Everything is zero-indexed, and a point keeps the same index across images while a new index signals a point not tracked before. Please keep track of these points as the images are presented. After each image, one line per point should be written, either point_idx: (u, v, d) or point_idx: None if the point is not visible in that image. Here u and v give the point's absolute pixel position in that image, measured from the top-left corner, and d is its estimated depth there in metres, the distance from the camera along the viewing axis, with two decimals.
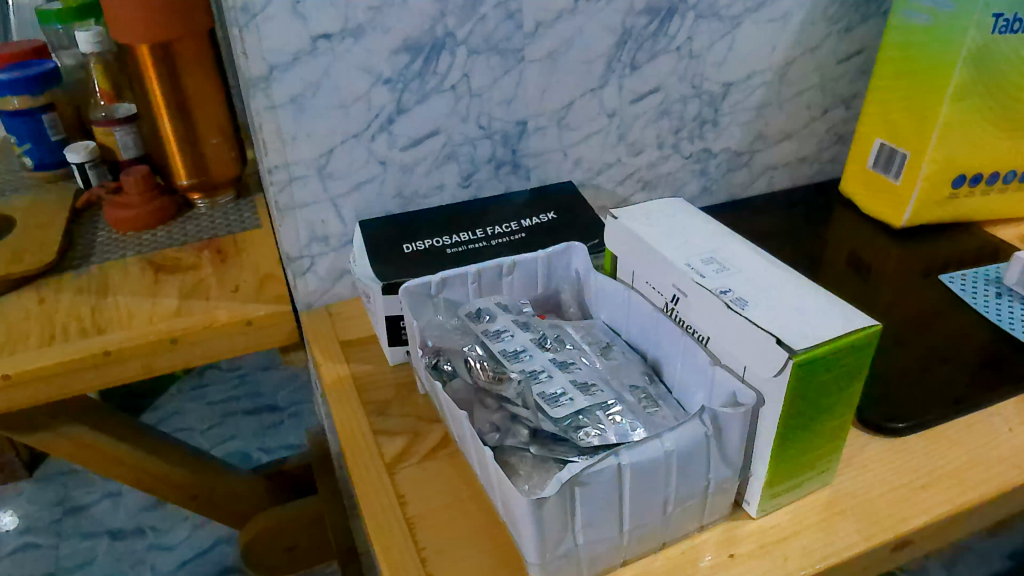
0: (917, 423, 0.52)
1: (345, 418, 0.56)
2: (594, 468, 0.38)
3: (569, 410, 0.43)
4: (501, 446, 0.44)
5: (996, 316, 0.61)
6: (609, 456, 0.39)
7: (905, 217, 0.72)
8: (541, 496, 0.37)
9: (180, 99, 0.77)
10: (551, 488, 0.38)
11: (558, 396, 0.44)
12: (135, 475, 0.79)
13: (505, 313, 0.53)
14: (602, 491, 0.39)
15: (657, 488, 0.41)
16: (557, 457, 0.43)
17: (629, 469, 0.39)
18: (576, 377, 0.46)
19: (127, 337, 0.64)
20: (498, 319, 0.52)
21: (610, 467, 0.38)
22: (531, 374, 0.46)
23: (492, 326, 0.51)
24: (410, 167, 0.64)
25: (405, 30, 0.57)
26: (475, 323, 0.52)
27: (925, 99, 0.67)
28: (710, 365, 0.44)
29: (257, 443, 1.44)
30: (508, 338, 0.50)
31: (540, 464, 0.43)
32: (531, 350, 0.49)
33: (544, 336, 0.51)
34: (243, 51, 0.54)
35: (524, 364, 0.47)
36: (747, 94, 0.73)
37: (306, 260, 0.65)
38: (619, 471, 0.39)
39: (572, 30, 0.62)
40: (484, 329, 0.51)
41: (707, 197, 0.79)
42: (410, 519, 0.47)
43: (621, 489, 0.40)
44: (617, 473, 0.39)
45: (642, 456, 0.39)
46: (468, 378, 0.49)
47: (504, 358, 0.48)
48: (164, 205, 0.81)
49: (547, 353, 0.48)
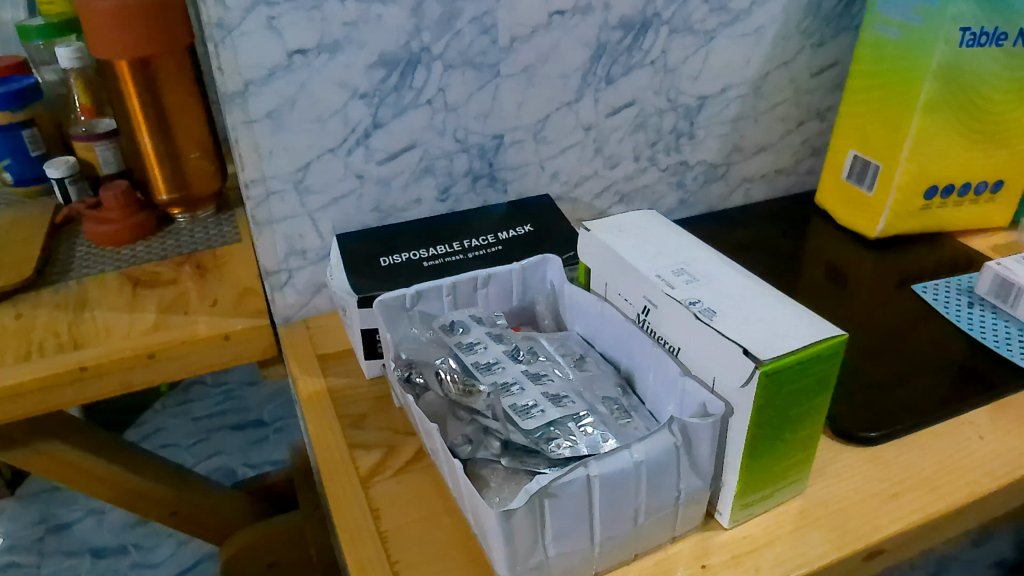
0: (889, 432, 0.52)
1: (321, 431, 0.56)
2: (563, 479, 0.38)
3: (540, 422, 0.44)
4: (471, 458, 0.44)
5: (968, 324, 0.62)
6: (578, 467, 0.39)
7: (879, 227, 0.73)
8: (509, 509, 0.37)
9: (160, 114, 0.77)
10: (519, 499, 0.38)
11: (529, 408, 0.45)
12: (114, 492, 0.79)
13: (479, 325, 0.53)
14: (572, 502, 0.39)
15: (628, 499, 0.41)
16: (527, 468, 0.43)
17: (599, 480, 0.39)
18: (548, 390, 0.46)
19: (104, 352, 0.64)
20: (472, 331, 0.52)
21: (579, 478, 0.39)
22: (503, 386, 0.47)
23: (466, 338, 0.52)
24: (387, 181, 0.64)
25: (381, 45, 0.58)
26: (448, 335, 0.52)
27: (896, 111, 0.68)
28: (681, 375, 0.44)
29: (241, 459, 1.44)
30: (481, 351, 0.50)
31: (510, 477, 0.43)
32: (503, 362, 0.49)
33: (517, 348, 0.51)
34: (219, 67, 0.55)
35: (496, 376, 0.48)
36: (721, 108, 0.73)
37: (284, 274, 0.66)
38: (588, 482, 0.39)
39: (547, 44, 0.63)
40: (456, 341, 0.51)
41: (685, 209, 0.79)
42: (384, 532, 0.47)
43: (591, 501, 0.40)
44: (586, 485, 0.39)
45: (610, 467, 0.39)
46: (437, 390, 0.49)
47: (476, 370, 0.48)
48: (144, 220, 0.81)
49: (519, 365, 0.49)
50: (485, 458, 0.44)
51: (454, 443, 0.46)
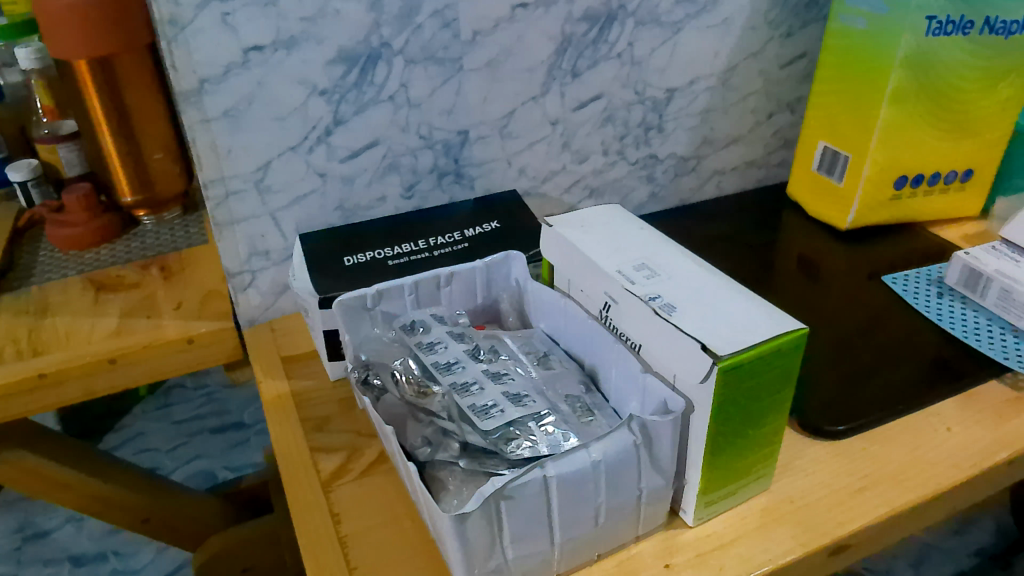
0: (856, 425, 0.52)
1: (282, 434, 0.55)
2: (518, 480, 0.37)
3: (499, 423, 0.43)
4: (430, 460, 0.44)
5: (938, 315, 0.62)
6: (535, 468, 0.38)
7: (850, 218, 0.72)
8: (462, 513, 0.36)
9: (122, 114, 0.76)
10: (474, 502, 0.37)
11: (488, 408, 0.44)
12: (82, 500, 0.77)
13: (440, 325, 0.52)
14: (529, 503, 0.38)
15: (587, 499, 0.40)
16: (485, 470, 0.42)
17: (556, 480, 0.38)
18: (508, 389, 0.46)
19: (64, 359, 0.63)
20: (433, 331, 0.51)
21: (535, 479, 0.38)
22: (462, 386, 0.46)
23: (426, 338, 0.51)
24: (351, 179, 0.63)
25: (339, 41, 0.57)
26: (408, 335, 0.51)
27: (865, 101, 0.67)
28: (642, 372, 0.44)
29: (223, 462, 1.43)
30: (441, 350, 0.49)
31: (469, 478, 0.42)
32: (464, 362, 0.48)
33: (478, 347, 0.50)
34: (173, 65, 0.53)
35: (455, 375, 0.47)
36: (690, 100, 0.73)
37: (247, 275, 0.64)
38: (545, 483, 0.38)
39: (511, 38, 0.62)
40: (416, 341, 0.50)
41: (656, 202, 0.79)
42: (344, 537, 0.46)
43: (550, 502, 0.39)
44: (543, 486, 0.38)
45: (568, 467, 0.39)
46: (395, 391, 0.48)
47: (436, 370, 0.47)
48: (109, 223, 0.79)
49: (479, 364, 0.48)
50: (444, 461, 0.44)
51: (413, 445, 0.45)
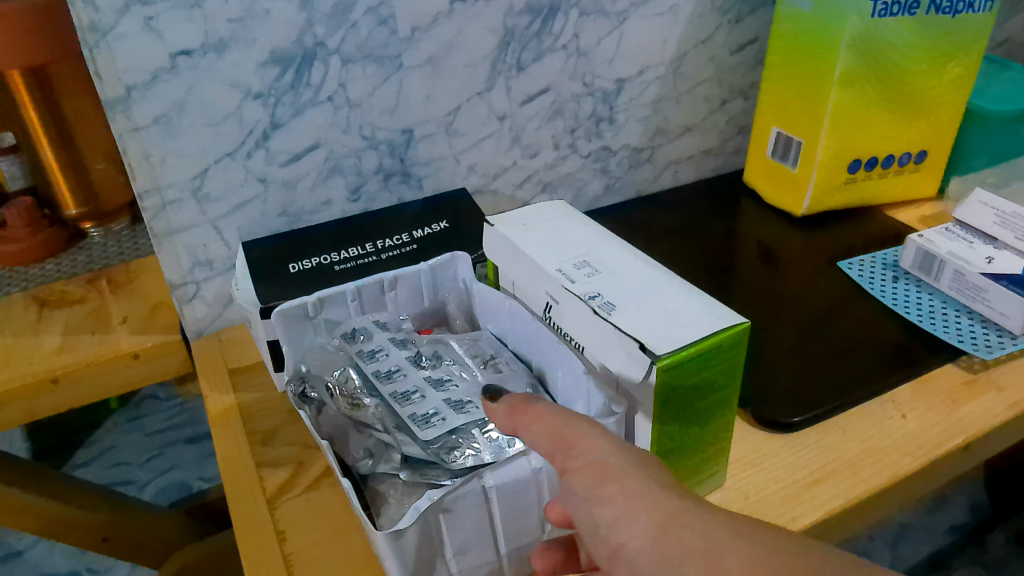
0: (812, 415, 0.51)
1: (227, 450, 0.53)
2: (457, 491, 0.36)
3: (440, 431, 0.42)
4: (372, 474, 0.42)
5: (893, 300, 0.61)
6: (474, 478, 0.37)
7: (805, 204, 0.72)
8: (398, 529, 0.35)
9: (60, 124, 0.74)
10: (409, 517, 0.35)
11: (429, 417, 0.43)
12: (37, 522, 0.75)
13: (383, 331, 0.51)
14: (469, 514, 0.37)
15: (530, 508, 0.39)
16: (427, 481, 0.40)
17: (497, 491, 0.37)
18: (451, 395, 0.45)
19: (4, 380, 0.61)
20: (375, 338, 0.50)
21: (475, 489, 0.37)
22: (403, 396, 0.45)
23: (368, 345, 0.49)
24: (292, 183, 0.62)
25: (271, 42, 0.55)
26: (349, 344, 0.50)
27: (814, 86, 0.66)
28: (585, 374, 0.43)
29: (197, 472, 1.43)
30: (382, 358, 0.48)
31: (410, 491, 0.40)
32: (405, 369, 0.47)
33: (421, 352, 0.49)
34: (96, 73, 0.51)
35: (396, 384, 0.46)
36: (641, 90, 0.72)
37: (191, 286, 0.63)
38: (486, 493, 0.37)
39: (450, 33, 0.60)
40: (357, 350, 0.49)
41: (612, 195, 0.77)
42: (290, 554, 0.45)
43: (490, 511, 0.38)
44: (482, 496, 0.37)
45: (508, 477, 0.37)
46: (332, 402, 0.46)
47: (377, 380, 0.46)
48: (53, 236, 0.77)
49: (422, 372, 0.47)
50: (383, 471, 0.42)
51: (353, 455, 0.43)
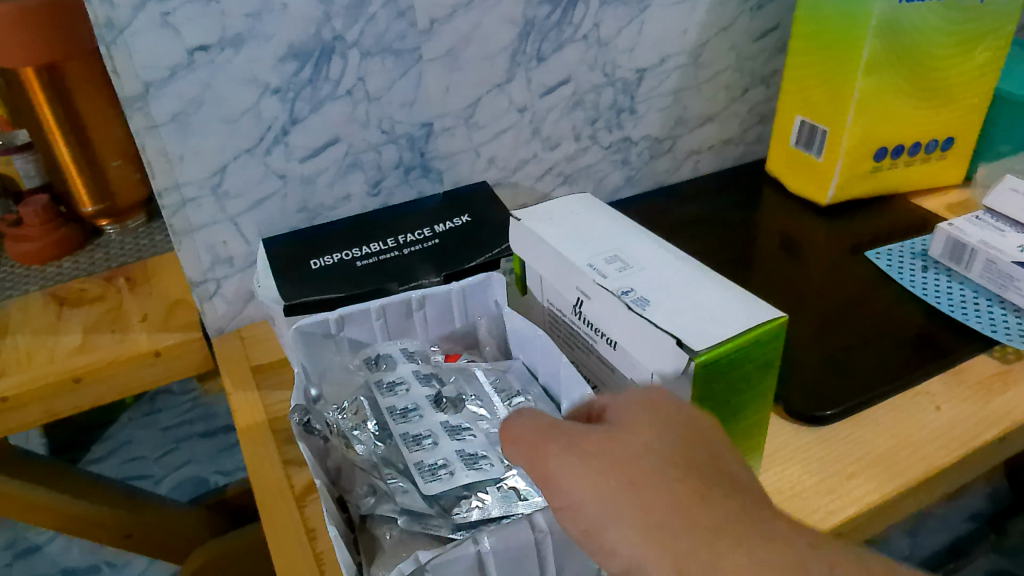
0: (844, 409, 0.50)
1: (252, 450, 0.53)
2: (445, 556, 0.34)
3: (447, 486, 0.41)
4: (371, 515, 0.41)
5: (922, 289, 0.60)
6: (467, 542, 0.34)
7: (830, 193, 0.71)
8: None
9: (74, 121, 0.73)
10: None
11: (437, 467, 0.43)
12: (58, 520, 0.75)
13: (406, 361, 0.50)
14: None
15: (534, 574, 0.36)
16: (427, 531, 0.39)
17: (493, 555, 0.35)
18: (465, 446, 0.44)
19: (26, 380, 0.61)
20: (398, 368, 0.50)
21: (467, 553, 0.34)
22: (414, 439, 0.45)
23: (390, 375, 0.49)
24: (312, 179, 0.61)
25: (288, 36, 0.54)
26: (372, 371, 0.49)
27: (839, 74, 0.65)
28: None
29: (213, 466, 1.42)
30: (400, 393, 0.48)
31: (405, 542, 0.39)
32: (422, 410, 0.47)
33: (442, 393, 0.49)
34: (113, 70, 0.51)
35: (410, 425, 0.46)
36: (661, 79, 0.71)
37: (211, 284, 0.62)
38: (480, 558, 0.34)
39: (469, 25, 0.60)
40: (378, 379, 0.49)
41: (632, 186, 0.77)
42: (320, 554, 0.45)
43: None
44: (477, 561, 0.34)
45: (506, 540, 0.34)
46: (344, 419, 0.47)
47: (391, 418, 0.46)
48: (68, 234, 0.77)
49: (438, 415, 0.47)
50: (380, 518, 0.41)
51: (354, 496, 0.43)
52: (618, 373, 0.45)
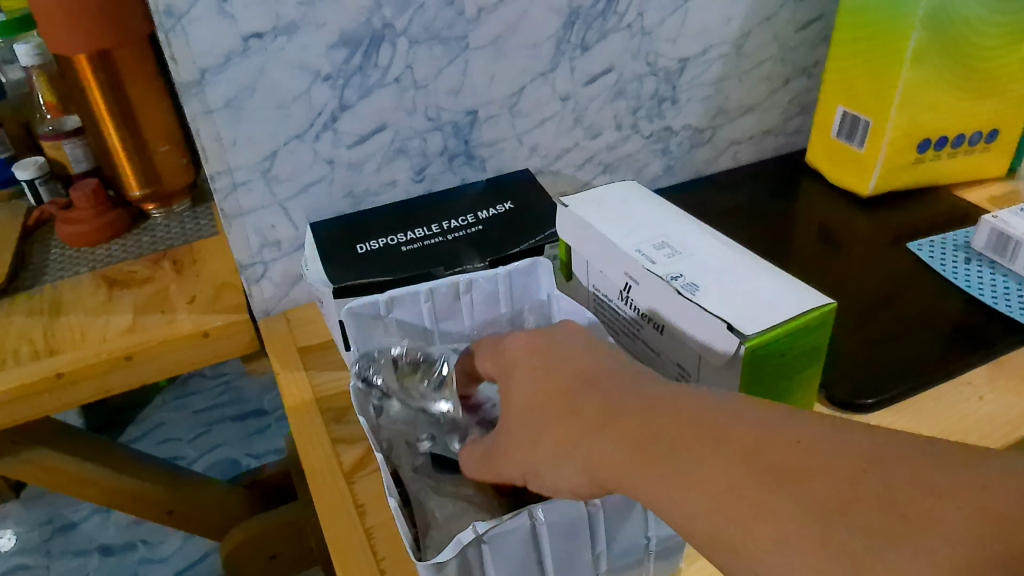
0: (886, 398, 0.51)
1: (301, 428, 0.54)
2: (502, 527, 0.34)
3: None
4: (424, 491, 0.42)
5: (965, 281, 0.60)
6: (523, 513, 0.35)
7: (871, 184, 0.71)
8: (438, 562, 0.33)
9: (123, 106, 0.75)
10: (449, 550, 0.34)
11: None
12: (105, 494, 0.78)
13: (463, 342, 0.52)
14: (512, 550, 0.36)
15: (583, 548, 0.38)
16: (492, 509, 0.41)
17: (547, 527, 0.36)
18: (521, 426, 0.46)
19: (80, 357, 0.63)
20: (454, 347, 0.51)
21: (522, 526, 0.35)
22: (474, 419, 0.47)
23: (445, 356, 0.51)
24: (359, 165, 0.62)
25: (340, 24, 0.55)
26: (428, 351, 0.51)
27: (884, 65, 0.65)
28: None
29: (245, 449, 1.43)
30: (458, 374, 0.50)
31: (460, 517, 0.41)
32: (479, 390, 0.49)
33: None
34: (171, 56, 0.52)
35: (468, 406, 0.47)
36: (703, 69, 0.71)
37: (259, 266, 0.64)
38: (535, 528, 0.35)
39: (516, 13, 0.60)
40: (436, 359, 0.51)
41: (671, 175, 0.77)
42: (370, 528, 0.46)
43: (538, 548, 0.36)
44: (531, 532, 0.35)
45: (561, 514, 0.35)
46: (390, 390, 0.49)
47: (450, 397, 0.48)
48: (117, 217, 0.79)
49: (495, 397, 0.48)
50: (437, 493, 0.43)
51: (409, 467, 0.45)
52: (664, 357, 0.45)
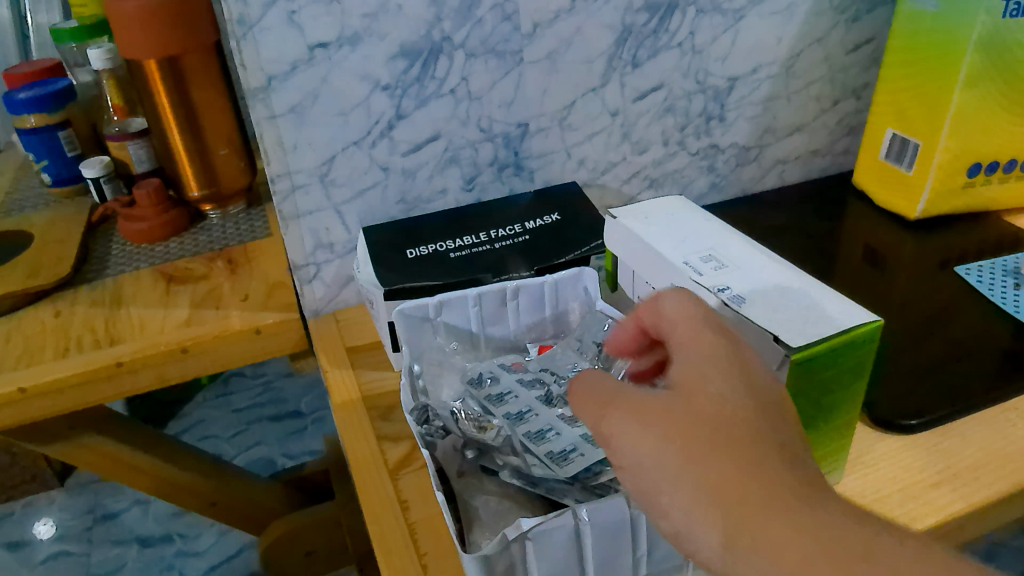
0: (930, 420, 0.51)
1: (348, 422, 0.56)
2: (547, 525, 0.36)
3: (581, 467, 0.43)
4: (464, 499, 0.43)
5: (1014, 306, 0.60)
6: (566, 512, 0.36)
7: (919, 208, 0.71)
8: (483, 554, 0.35)
9: (188, 110, 0.78)
10: (495, 544, 0.35)
11: (542, 433, 0.46)
12: (153, 482, 0.80)
13: (508, 372, 0.52)
14: (557, 547, 0.37)
15: (624, 551, 0.38)
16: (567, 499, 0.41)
17: (590, 528, 0.37)
18: (564, 412, 0.48)
19: (139, 348, 0.65)
20: (501, 381, 0.51)
21: (566, 525, 0.36)
22: (517, 416, 0.48)
23: (495, 389, 0.50)
24: (412, 172, 0.64)
25: (401, 36, 0.57)
26: (476, 389, 0.51)
27: (936, 88, 0.65)
28: None
29: (281, 449, 1.44)
30: (491, 382, 0.51)
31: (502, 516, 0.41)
32: (516, 391, 0.50)
33: (534, 375, 0.51)
34: (241, 63, 0.55)
35: (507, 406, 0.49)
36: (752, 88, 0.72)
37: (312, 267, 0.66)
38: (578, 529, 0.36)
39: (571, 29, 0.62)
40: (485, 394, 0.50)
41: (716, 193, 0.78)
42: (413, 523, 0.47)
43: (582, 548, 0.37)
44: (573, 532, 0.36)
45: (604, 516, 0.36)
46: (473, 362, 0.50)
47: (491, 402, 0.49)
48: (176, 216, 0.82)
49: (533, 392, 0.50)
50: (480, 489, 0.43)
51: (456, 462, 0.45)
52: None
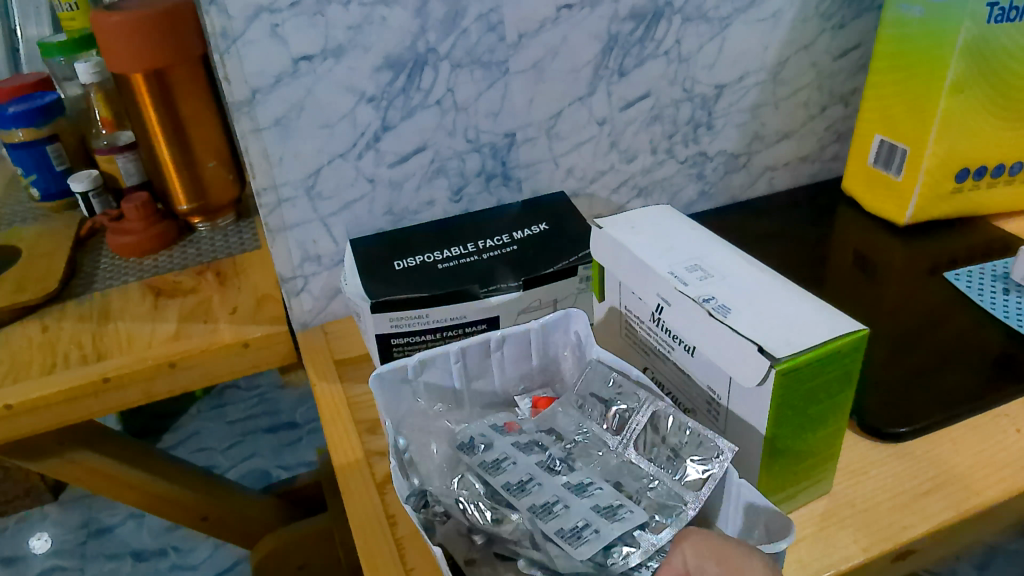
0: (920, 427, 0.50)
1: (336, 436, 0.56)
2: None
3: (598, 547, 0.38)
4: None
5: (1004, 311, 0.60)
6: None
7: (908, 214, 0.71)
8: None
9: (175, 123, 0.78)
10: None
11: (551, 506, 0.41)
12: (143, 497, 0.80)
13: (502, 435, 0.47)
14: None
15: None
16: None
17: None
18: (570, 479, 0.42)
19: (127, 362, 0.65)
20: (495, 445, 0.46)
21: None
22: (518, 485, 0.42)
23: (490, 454, 0.45)
24: (399, 184, 0.64)
25: (386, 47, 0.57)
26: (469, 454, 0.46)
27: (922, 93, 0.65)
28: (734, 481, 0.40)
29: (276, 461, 1.43)
30: (486, 447, 0.46)
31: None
32: (513, 456, 0.45)
33: (533, 439, 0.46)
34: (225, 76, 0.55)
35: (507, 474, 0.43)
36: (740, 96, 0.72)
37: (299, 280, 0.66)
38: None
39: (556, 39, 0.62)
40: (479, 460, 0.45)
41: (706, 200, 0.78)
42: (400, 538, 0.47)
43: None
44: None
45: None
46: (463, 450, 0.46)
47: (485, 470, 0.44)
48: (165, 229, 0.81)
49: (532, 457, 0.44)
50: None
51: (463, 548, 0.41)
52: (694, 378, 0.46)
